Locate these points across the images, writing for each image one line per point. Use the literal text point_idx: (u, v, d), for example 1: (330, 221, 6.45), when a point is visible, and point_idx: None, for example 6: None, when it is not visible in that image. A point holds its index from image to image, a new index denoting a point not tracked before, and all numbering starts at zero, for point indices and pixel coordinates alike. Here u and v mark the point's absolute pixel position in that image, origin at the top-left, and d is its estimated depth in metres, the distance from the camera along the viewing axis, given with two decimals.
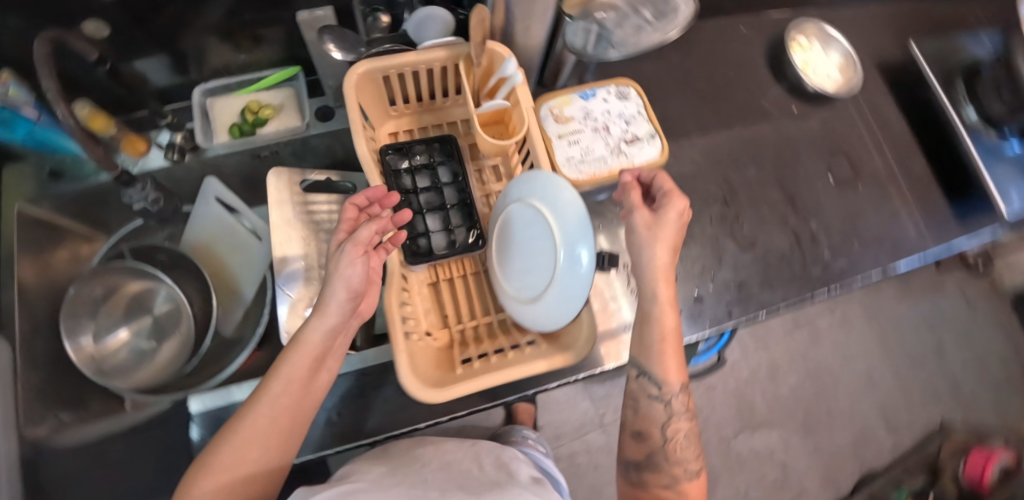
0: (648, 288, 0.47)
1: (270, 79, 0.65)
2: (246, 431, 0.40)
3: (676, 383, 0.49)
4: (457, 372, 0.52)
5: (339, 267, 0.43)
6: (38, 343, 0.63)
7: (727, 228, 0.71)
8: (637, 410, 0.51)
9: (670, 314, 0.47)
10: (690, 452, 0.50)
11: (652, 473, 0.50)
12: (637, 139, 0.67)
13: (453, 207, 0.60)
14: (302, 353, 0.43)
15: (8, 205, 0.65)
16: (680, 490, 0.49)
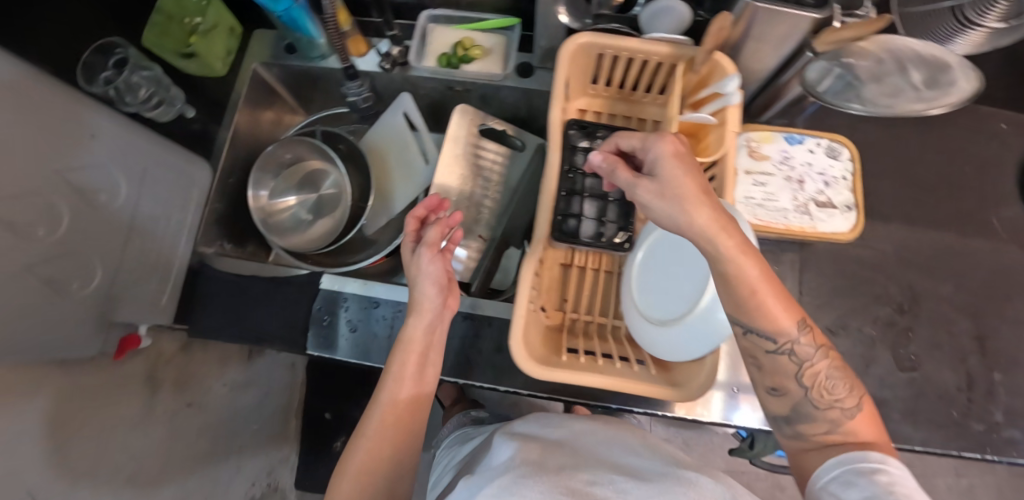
0: (706, 258, 0.39)
1: (489, 23, 0.68)
2: (380, 420, 0.47)
3: (794, 326, 0.40)
4: (562, 358, 0.51)
5: (422, 267, 0.54)
6: (230, 181, 0.75)
7: (891, 336, 0.62)
8: (761, 362, 0.42)
9: (766, 280, 0.39)
10: (839, 388, 0.41)
11: (806, 422, 0.41)
12: (831, 204, 0.60)
13: (614, 201, 0.58)
14: (411, 346, 0.51)
15: (248, 61, 0.76)
16: (846, 432, 0.39)
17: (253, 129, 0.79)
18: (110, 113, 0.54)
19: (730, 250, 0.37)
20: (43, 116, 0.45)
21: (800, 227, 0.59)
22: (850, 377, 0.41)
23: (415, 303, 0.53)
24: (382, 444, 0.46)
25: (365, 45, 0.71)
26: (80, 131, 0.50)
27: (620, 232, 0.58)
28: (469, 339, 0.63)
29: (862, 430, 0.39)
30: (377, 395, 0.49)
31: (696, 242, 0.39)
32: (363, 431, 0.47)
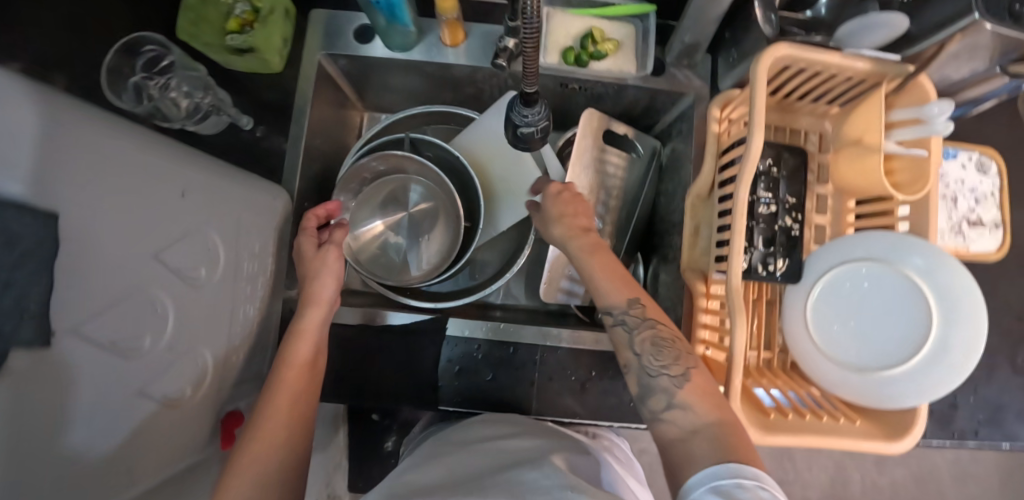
0: (596, 279, 0.46)
1: (624, 11, 0.57)
2: (269, 420, 0.41)
3: (621, 299, 0.44)
4: (768, 413, 0.48)
5: (323, 264, 0.52)
6: (306, 204, 0.63)
7: (1009, 344, 0.65)
8: (639, 355, 0.42)
9: (611, 261, 0.47)
10: (666, 355, 0.41)
11: (651, 398, 0.40)
12: (980, 223, 0.59)
13: (780, 230, 0.56)
14: (300, 337, 0.47)
15: (308, 49, 0.62)
16: (682, 404, 0.39)
17: (318, 136, 0.66)
18: (184, 150, 0.41)
19: (606, 267, 0.46)
20: (137, 185, 0.33)
21: (953, 249, 0.58)
22: (680, 345, 0.42)
23: (308, 295, 0.50)
24: (265, 443, 0.40)
25: (462, 33, 0.60)
26: (170, 191, 0.37)
27: (783, 260, 0.55)
28: (616, 376, 0.60)
29: (699, 408, 0.38)
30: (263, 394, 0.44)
31: (594, 279, 0.46)
32: (250, 431, 0.41)
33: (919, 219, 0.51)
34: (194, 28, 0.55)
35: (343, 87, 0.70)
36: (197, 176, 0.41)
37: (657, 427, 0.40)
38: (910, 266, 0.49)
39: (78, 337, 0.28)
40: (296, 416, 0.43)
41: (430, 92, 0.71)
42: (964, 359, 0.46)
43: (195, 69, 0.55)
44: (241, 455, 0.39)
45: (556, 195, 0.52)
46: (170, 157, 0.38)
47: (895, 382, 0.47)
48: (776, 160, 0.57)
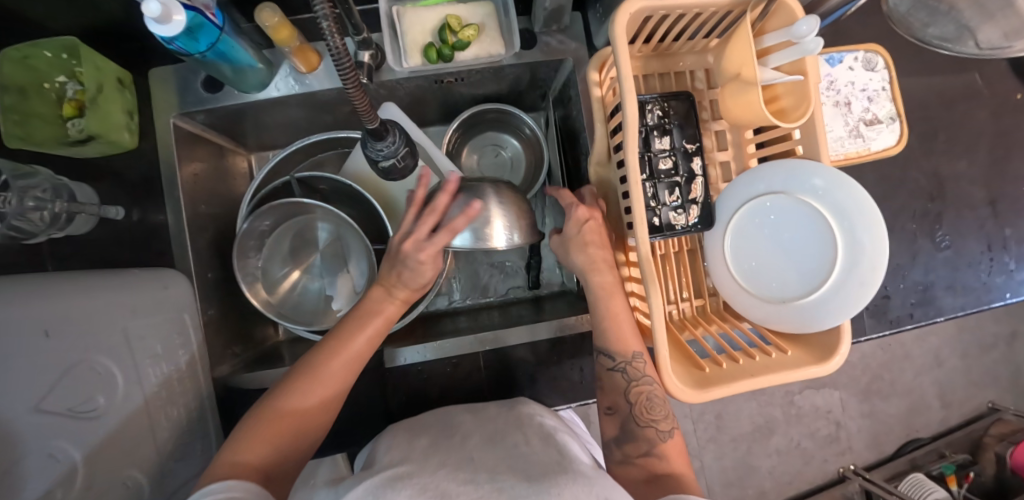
0: (607, 323, 0.50)
1: None
2: (324, 381, 0.42)
3: (626, 351, 0.50)
4: (704, 370, 0.49)
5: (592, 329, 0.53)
6: (209, 275, 0.60)
7: (927, 225, 0.67)
8: (632, 402, 0.50)
9: (621, 317, 0.50)
10: (658, 414, 0.49)
11: (631, 443, 0.50)
12: (877, 121, 0.59)
13: (685, 179, 0.55)
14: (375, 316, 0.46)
15: (157, 114, 0.57)
16: (657, 454, 0.49)
17: (200, 200, 0.61)
18: (33, 284, 0.39)
19: (617, 312, 0.50)
20: None
21: (855, 154, 0.59)
22: (668, 409, 0.50)
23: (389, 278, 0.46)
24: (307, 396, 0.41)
25: (316, 56, 0.56)
26: (28, 334, 0.36)
27: (695, 208, 0.55)
28: (562, 361, 0.60)
29: (671, 458, 0.48)
30: (323, 348, 0.44)
31: (603, 325, 0.51)
32: (303, 384, 0.41)
33: (810, 142, 0.50)
34: (24, 128, 0.53)
35: (213, 138, 0.65)
36: (63, 305, 0.40)
37: (626, 466, 0.50)
38: (807, 188, 0.50)
39: None
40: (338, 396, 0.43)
41: (308, 119, 0.66)
42: (871, 269, 0.47)
43: (33, 173, 0.52)
44: (285, 406, 0.40)
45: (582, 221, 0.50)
46: (18, 301, 0.36)
47: (815, 306, 0.48)
48: (664, 109, 0.55)
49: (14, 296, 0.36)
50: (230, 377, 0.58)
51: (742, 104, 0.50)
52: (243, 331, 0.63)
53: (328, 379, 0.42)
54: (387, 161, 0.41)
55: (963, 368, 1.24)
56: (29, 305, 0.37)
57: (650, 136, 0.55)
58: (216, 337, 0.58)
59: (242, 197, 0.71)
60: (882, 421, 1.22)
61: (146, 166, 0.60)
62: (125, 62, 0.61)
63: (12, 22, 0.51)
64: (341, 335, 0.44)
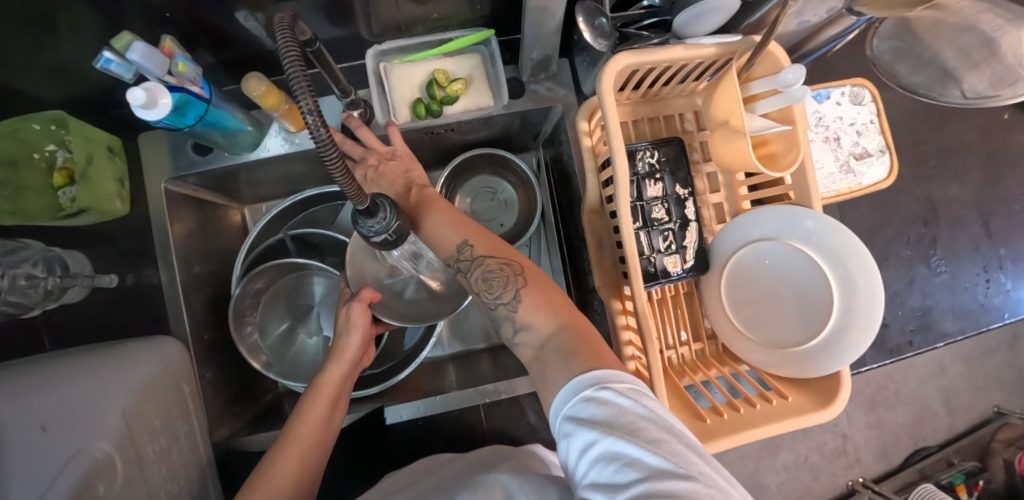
0: (429, 233, 0.48)
1: (459, 45, 0.53)
2: (270, 478, 0.39)
3: (455, 245, 0.45)
4: (707, 421, 0.49)
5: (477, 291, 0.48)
6: (206, 337, 0.60)
7: (922, 251, 0.67)
8: (479, 293, 0.43)
9: (436, 217, 0.48)
10: (497, 284, 0.41)
11: (504, 326, 0.41)
12: (867, 154, 0.59)
13: (679, 226, 0.55)
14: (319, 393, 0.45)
15: (149, 179, 0.57)
16: (525, 322, 0.40)
17: (195, 260, 0.61)
18: None
19: (435, 219, 0.47)
20: None
21: (847, 188, 0.59)
22: (511, 270, 0.42)
23: (338, 347, 0.48)
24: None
25: (304, 114, 0.56)
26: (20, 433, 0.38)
27: (690, 252, 0.55)
28: None
29: (538, 321, 0.39)
30: (273, 448, 0.41)
31: (429, 233, 0.48)
32: (252, 487, 0.38)
33: (802, 187, 0.50)
34: (14, 202, 0.52)
35: (206, 197, 0.65)
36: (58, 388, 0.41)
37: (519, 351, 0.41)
38: (801, 232, 0.50)
39: None
40: (298, 487, 0.39)
41: (299, 172, 0.66)
42: (869, 314, 0.47)
43: (24, 246, 0.52)
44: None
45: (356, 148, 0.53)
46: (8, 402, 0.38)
47: (815, 352, 0.48)
48: (655, 156, 0.56)
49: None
50: (230, 440, 0.57)
51: (731, 151, 0.50)
52: (241, 389, 0.63)
53: (280, 468, 0.39)
54: (379, 238, 0.40)
55: (967, 374, 1.23)
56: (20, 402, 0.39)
57: (642, 185, 0.55)
58: (216, 400, 0.57)
59: (237, 251, 0.71)
60: (889, 432, 1.21)
61: (139, 231, 0.59)
62: (117, 127, 0.61)
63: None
64: (286, 428, 0.42)
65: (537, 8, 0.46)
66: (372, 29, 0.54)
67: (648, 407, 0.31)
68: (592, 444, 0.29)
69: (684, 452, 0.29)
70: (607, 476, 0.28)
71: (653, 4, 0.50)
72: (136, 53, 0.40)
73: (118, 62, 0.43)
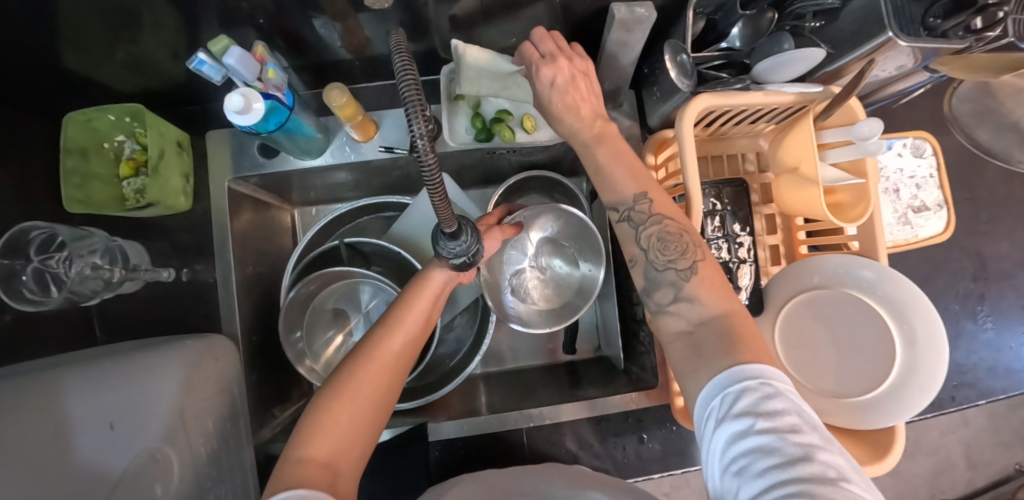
0: (601, 173, 0.45)
1: None
2: (377, 356, 0.39)
3: (631, 194, 0.43)
4: None
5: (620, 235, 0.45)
6: (253, 337, 0.60)
7: (970, 306, 0.67)
8: (647, 250, 0.43)
9: (613, 156, 0.45)
10: (675, 249, 0.41)
11: (658, 291, 0.41)
12: (925, 208, 0.59)
13: (738, 264, 0.55)
14: (424, 287, 0.45)
15: (214, 178, 0.58)
16: (686, 295, 0.40)
17: (249, 260, 0.62)
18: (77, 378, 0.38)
19: (609, 161, 0.45)
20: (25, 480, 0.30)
21: (904, 240, 0.59)
22: (690, 238, 0.41)
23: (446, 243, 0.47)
24: (369, 372, 0.38)
25: (372, 125, 0.57)
26: (89, 430, 0.37)
27: (746, 293, 0.55)
28: (605, 438, 0.60)
29: (703, 298, 0.39)
30: (376, 328, 0.42)
31: (606, 170, 0.45)
32: (359, 360, 0.39)
33: (868, 239, 0.50)
34: (83, 190, 0.53)
35: (263, 197, 0.66)
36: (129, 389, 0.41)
37: (662, 319, 0.41)
38: (861, 282, 0.49)
39: None
40: (399, 365, 0.40)
41: (356, 181, 0.67)
42: (932, 373, 0.46)
43: (88, 234, 0.53)
44: (341, 380, 0.37)
45: (548, 80, 0.43)
46: (86, 399, 0.38)
47: (870, 404, 0.48)
48: (719, 195, 0.56)
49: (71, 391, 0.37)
50: (270, 444, 0.57)
51: (799, 197, 0.51)
52: (280, 392, 0.63)
53: (386, 347, 0.40)
54: (458, 258, 0.40)
55: (990, 429, 1.21)
56: (95, 399, 0.38)
57: (703, 221, 0.55)
58: (258, 402, 0.57)
59: (285, 252, 0.71)
60: (906, 481, 1.20)
61: (197, 227, 0.60)
62: (184, 123, 0.62)
63: (80, 88, 0.52)
64: (391, 312, 0.43)
65: (617, 41, 0.48)
66: (446, 45, 0.55)
67: (807, 410, 0.30)
68: (746, 435, 0.29)
69: (844, 465, 0.28)
70: (755, 466, 0.29)
71: (731, 46, 0.50)
72: (232, 57, 0.41)
73: (210, 64, 0.42)
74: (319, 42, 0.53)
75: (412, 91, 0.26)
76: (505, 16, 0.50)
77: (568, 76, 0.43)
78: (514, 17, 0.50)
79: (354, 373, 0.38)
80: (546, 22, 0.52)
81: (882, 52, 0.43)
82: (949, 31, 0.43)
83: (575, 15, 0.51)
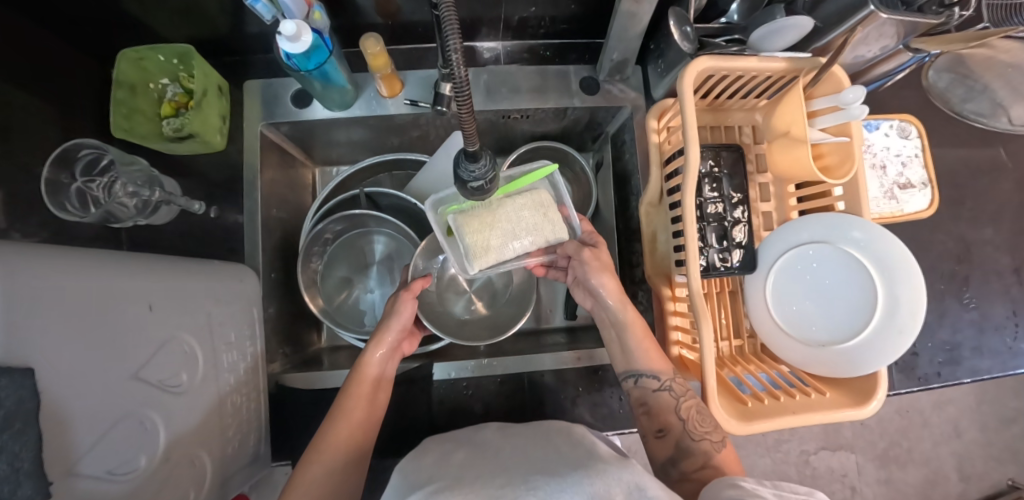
0: (635, 349, 0.54)
1: (520, 184, 0.57)
2: (325, 446, 0.44)
3: (660, 372, 0.53)
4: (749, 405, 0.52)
5: (648, 396, 0.53)
6: (270, 275, 0.63)
7: (955, 287, 0.70)
8: (686, 421, 0.50)
9: (641, 330, 0.54)
10: (710, 423, 0.50)
11: (687, 459, 0.49)
12: (909, 185, 0.63)
13: (732, 224, 0.59)
14: (364, 375, 0.49)
15: (248, 122, 0.63)
16: (715, 464, 0.47)
17: (272, 204, 0.66)
18: (129, 260, 0.40)
19: (643, 338, 0.54)
20: (80, 329, 0.33)
21: (888, 213, 0.63)
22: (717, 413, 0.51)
23: (377, 332, 0.52)
24: (323, 465, 0.43)
25: (399, 82, 0.62)
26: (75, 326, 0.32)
27: (738, 252, 0.59)
28: (601, 391, 0.63)
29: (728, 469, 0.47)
30: (328, 418, 0.47)
31: (637, 352, 0.54)
32: (313, 452, 0.44)
33: (852, 199, 0.54)
34: (129, 121, 0.58)
35: (289, 149, 0.70)
36: (113, 287, 0.36)
37: (684, 483, 0.48)
38: (848, 240, 0.53)
39: (72, 474, 0.31)
40: (346, 451, 0.45)
41: (377, 141, 0.72)
42: (912, 318, 0.49)
43: (134, 161, 0.57)
44: (301, 478, 0.42)
45: (596, 253, 0.56)
46: (45, 306, 0.30)
47: (854, 352, 0.51)
48: (716, 160, 0.60)
49: (125, 271, 0.38)
50: (282, 376, 0.61)
51: (789, 158, 0.55)
52: (291, 333, 0.66)
53: (331, 434, 0.45)
54: (477, 182, 0.43)
55: (983, 442, 1.20)
56: (56, 308, 0.31)
57: (702, 182, 0.59)
58: (270, 334, 0.60)
59: (304, 207, 0.75)
60: (897, 489, 1.20)
61: (226, 168, 0.64)
62: (223, 73, 0.67)
63: (133, 26, 0.57)
64: (336, 402, 0.47)
65: (628, 12, 0.53)
66: (468, 13, 0.60)
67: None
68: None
69: None
70: None
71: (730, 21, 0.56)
72: None
73: (264, 3, 0.47)
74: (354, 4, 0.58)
75: (452, 25, 0.31)
76: None
77: (602, 254, 0.56)
78: None
79: (307, 468, 0.43)
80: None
81: (865, 24, 0.48)
82: (925, 7, 0.48)
83: None
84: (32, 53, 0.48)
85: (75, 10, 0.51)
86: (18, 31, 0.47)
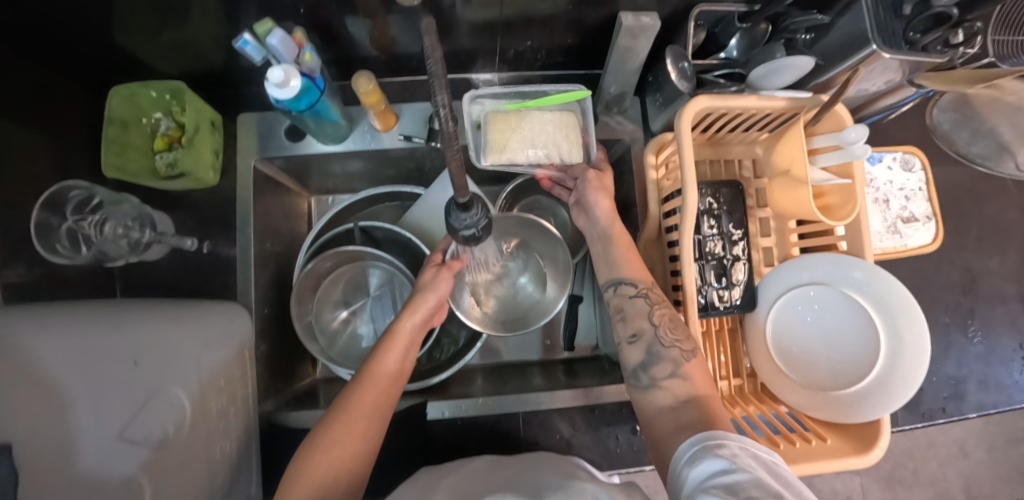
0: (622, 262, 0.53)
1: (554, 96, 0.55)
2: (349, 415, 0.42)
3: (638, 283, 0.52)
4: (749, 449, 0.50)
5: (626, 308, 0.51)
6: (263, 310, 0.63)
7: (960, 320, 0.68)
8: (658, 326, 0.48)
9: (628, 246, 0.54)
10: (681, 332, 0.48)
11: (657, 365, 0.47)
12: (913, 219, 0.62)
13: (732, 262, 0.58)
14: (394, 340, 0.48)
15: (241, 156, 0.62)
16: (683, 373, 0.45)
17: (266, 238, 0.65)
18: (106, 322, 0.41)
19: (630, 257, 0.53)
20: None
21: (892, 248, 0.61)
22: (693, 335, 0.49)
23: (412, 300, 0.51)
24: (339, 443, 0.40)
25: (394, 117, 0.61)
26: None
27: (739, 290, 0.57)
28: (598, 427, 0.62)
29: (696, 382, 0.45)
30: (351, 387, 0.45)
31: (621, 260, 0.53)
32: (337, 415, 0.42)
33: (854, 238, 0.53)
34: (121, 158, 0.57)
35: (284, 180, 0.69)
36: None
37: (652, 393, 0.46)
38: (850, 282, 0.51)
39: None
40: (375, 420, 0.43)
41: (373, 171, 0.71)
42: (916, 366, 0.47)
43: (122, 199, 0.57)
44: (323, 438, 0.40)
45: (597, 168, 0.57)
46: None
47: (856, 398, 0.49)
48: (715, 197, 0.59)
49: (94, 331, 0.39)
50: (274, 414, 0.60)
51: (790, 196, 0.54)
52: (285, 367, 0.65)
53: (356, 404, 0.43)
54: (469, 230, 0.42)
55: (989, 463, 1.18)
56: None
57: (700, 219, 0.58)
58: (263, 371, 0.60)
59: (300, 236, 0.75)
60: None
61: (219, 201, 0.63)
62: (217, 105, 0.66)
63: (126, 63, 0.56)
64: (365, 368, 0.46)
65: (624, 47, 0.52)
66: (463, 47, 0.59)
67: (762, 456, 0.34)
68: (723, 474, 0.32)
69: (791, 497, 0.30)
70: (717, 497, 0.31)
71: (730, 56, 0.55)
72: (274, 38, 0.45)
73: (253, 44, 0.47)
74: (348, 39, 0.57)
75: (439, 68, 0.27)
76: (519, 23, 0.54)
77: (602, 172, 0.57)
78: (528, 23, 0.54)
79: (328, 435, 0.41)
80: (557, 31, 0.57)
81: (866, 65, 0.47)
82: (929, 46, 0.47)
83: (585, 25, 0.56)
84: (23, 95, 0.48)
85: (67, 51, 0.50)
86: (9, 75, 0.46)
